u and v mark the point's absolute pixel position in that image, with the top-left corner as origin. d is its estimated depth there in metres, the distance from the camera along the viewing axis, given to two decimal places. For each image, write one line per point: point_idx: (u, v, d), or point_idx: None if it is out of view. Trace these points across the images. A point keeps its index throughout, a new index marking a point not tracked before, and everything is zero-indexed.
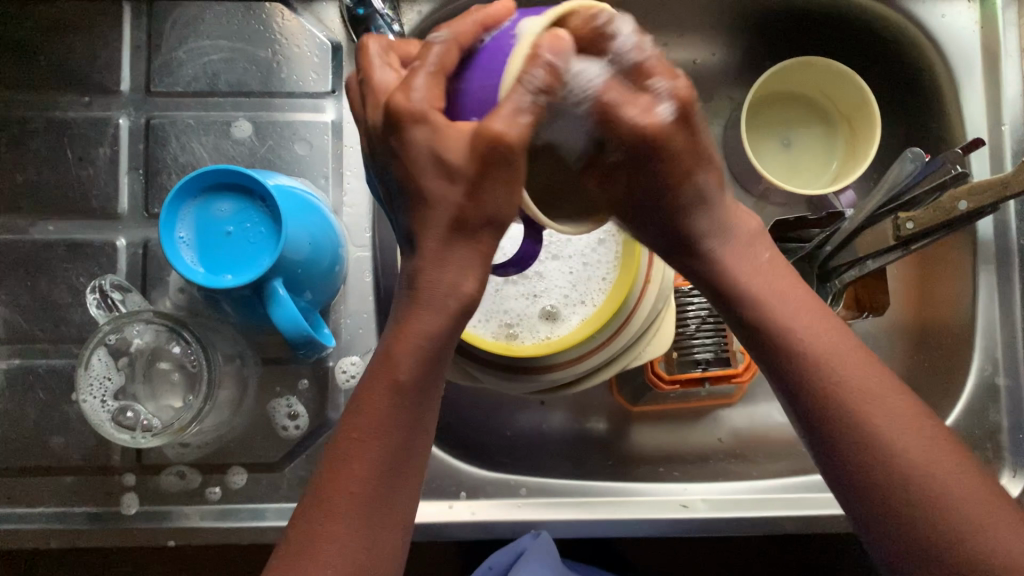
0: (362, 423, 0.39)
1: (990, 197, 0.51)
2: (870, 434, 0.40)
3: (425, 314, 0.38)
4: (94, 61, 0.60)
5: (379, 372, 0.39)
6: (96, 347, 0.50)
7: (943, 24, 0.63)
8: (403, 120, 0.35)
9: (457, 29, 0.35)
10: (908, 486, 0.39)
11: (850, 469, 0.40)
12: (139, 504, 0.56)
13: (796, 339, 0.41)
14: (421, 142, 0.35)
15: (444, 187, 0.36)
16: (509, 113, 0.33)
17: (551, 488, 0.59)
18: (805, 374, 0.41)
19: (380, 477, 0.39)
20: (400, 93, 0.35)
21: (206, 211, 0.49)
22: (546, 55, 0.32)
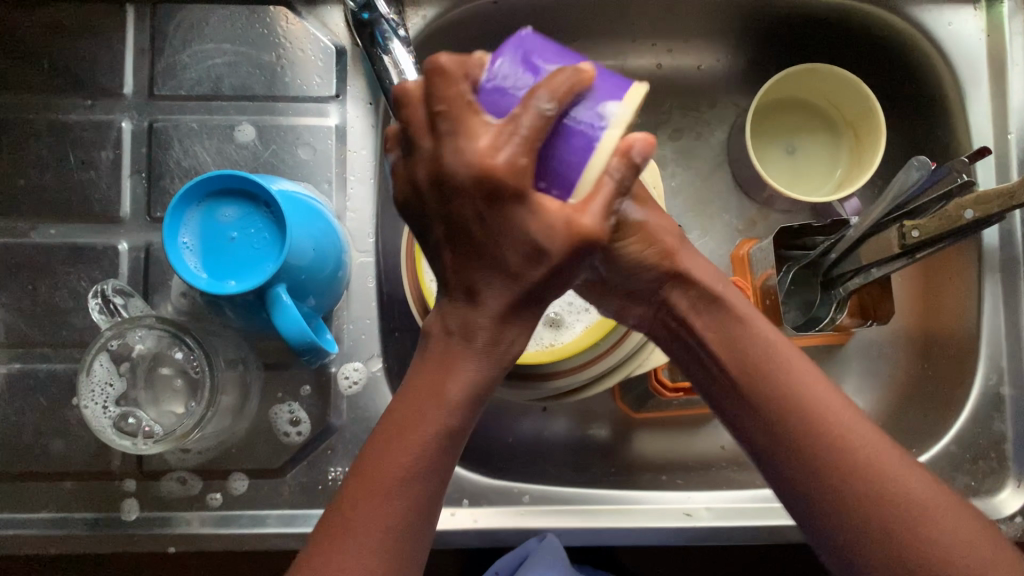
0: (399, 459, 0.39)
1: (997, 206, 0.51)
2: (857, 474, 0.41)
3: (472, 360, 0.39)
4: (97, 63, 0.59)
5: (422, 411, 0.40)
6: (98, 353, 0.50)
7: (949, 32, 0.63)
8: (506, 198, 0.34)
9: (561, 100, 0.33)
10: (897, 525, 0.40)
11: (834, 511, 0.41)
12: (139, 510, 0.56)
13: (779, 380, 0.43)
14: (517, 220, 0.35)
15: (526, 262, 0.36)
16: (605, 209, 0.35)
17: (555, 495, 0.59)
18: (785, 417, 0.42)
19: (410, 511, 0.40)
20: (502, 166, 0.33)
21: (209, 216, 0.49)
22: (641, 159, 0.35)
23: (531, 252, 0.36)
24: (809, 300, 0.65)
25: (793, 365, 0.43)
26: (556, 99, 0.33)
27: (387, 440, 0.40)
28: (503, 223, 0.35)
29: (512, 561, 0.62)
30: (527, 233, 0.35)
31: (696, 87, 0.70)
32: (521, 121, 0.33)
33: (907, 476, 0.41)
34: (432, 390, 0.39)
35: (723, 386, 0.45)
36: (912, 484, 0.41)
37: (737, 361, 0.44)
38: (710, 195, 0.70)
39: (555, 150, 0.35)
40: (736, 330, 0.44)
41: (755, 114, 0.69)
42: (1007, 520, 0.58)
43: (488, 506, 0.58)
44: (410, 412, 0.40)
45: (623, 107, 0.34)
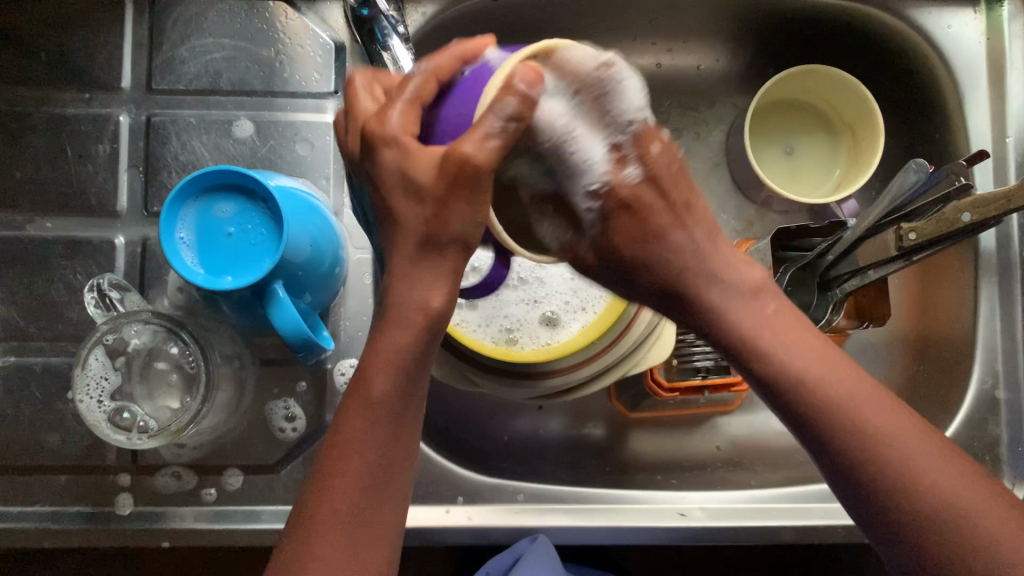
0: (354, 443, 0.39)
1: (993, 210, 0.51)
2: (913, 481, 0.39)
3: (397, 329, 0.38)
4: (95, 57, 0.59)
5: (372, 391, 0.39)
6: (93, 347, 0.50)
7: (948, 35, 0.63)
8: (378, 143, 0.37)
9: (436, 62, 0.36)
10: (958, 531, 0.38)
11: (893, 520, 0.39)
12: (133, 504, 0.56)
13: (823, 391, 0.39)
14: (390, 162, 0.37)
15: (412, 207, 0.37)
16: (480, 138, 0.33)
17: (548, 493, 0.59)
18: (834, 430, 0.39)
19: (373, 495, 0.39)
20: (377, 119, 0.37)
21: (207, 211, 0.49)
22: (516, 85, 0.32)
23: (411, 192, 0.36)
24: (806, 302, 0.64)
25: (834, 371, 0.40)
26: (432, 61, 0.36)
27: (342, 428, 0.39)
28: (384, 170, 0.37)
29: (506, 560, 0.60)
30: (401, 170, 0.36)
31: (695, 88, 0.70)
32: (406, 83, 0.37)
33: (960, 480, 0.39)
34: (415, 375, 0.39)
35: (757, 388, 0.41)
36: (950, 478, 0.39)
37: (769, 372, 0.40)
38: (708, 195, 0.70)
39: (443, 108, 0.36)
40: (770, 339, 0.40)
41: (753, 115, 0.69)
42: None
43: (482, 505, 0.58)
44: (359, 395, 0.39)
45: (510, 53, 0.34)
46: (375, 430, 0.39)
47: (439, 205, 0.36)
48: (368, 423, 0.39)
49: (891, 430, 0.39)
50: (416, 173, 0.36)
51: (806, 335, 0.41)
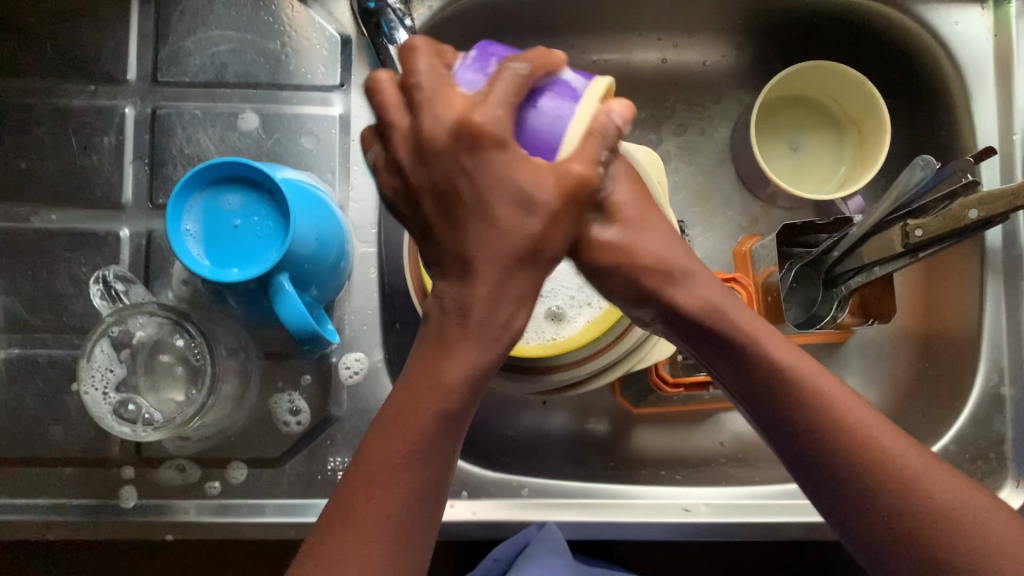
0: (397, 449, 0.38)
1: (1000, 207, 0.51)
2: (893, 483, 0.41)
3: (471, 346, 0.37)
4: (101, 48, 0.59)
5: (418, 403, 0.38)
6: (99, 339, 0.50)
7: (955, 31, 0.63)
8: (491, 145, 0.36)
9: (535, 66, 0.37)
10: (937, 531, 0.40)
11: (875, 523, 0.41)
12: (137, 497, 0.56)
13: (810, 398, 0.42)
14: (500, 166, 0.36)
15: (518, 217, 0.36)
16: (589, 157, 0.38)
17: (556, 488, 0.59)
18: (819, 435, 0.42)
19: (414, 500, 0.39)
20: (482, 113, 0.36)
21: (212, 203, 0.48)
22: (615, 117, 0.38)
23: (521, 200, 0.36)
24: (810, 298, 0.64)
25: (822, 380, 0.43)
26: (533, 64, 0.37)
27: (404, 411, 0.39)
28: (486, 171, 0.36)
29: (512, 548, 0.59)
30: (516, 180, 0.36)
31: (701, 83, 0.70)
32: (500, 79, 0.37)
33: (943, 482, 0.41)
34: (424, 370, 0.38)
35: (731, 377, 0.44)
36: (921, 469, 0.41)
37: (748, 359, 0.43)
38: (713, 191, 0.69)
39: (529, 116, 0.38)
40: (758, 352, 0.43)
41: (759, 111, 0.69)
42: None
43: (487, 499, 0.58)
44: (408, 403, 0.38)
45: (587, 87, 0.39)
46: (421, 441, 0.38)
47: (551, 219, 0.37)
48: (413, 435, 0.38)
49: (876, 434, 0.41)
50: (534, 185, 0.36)
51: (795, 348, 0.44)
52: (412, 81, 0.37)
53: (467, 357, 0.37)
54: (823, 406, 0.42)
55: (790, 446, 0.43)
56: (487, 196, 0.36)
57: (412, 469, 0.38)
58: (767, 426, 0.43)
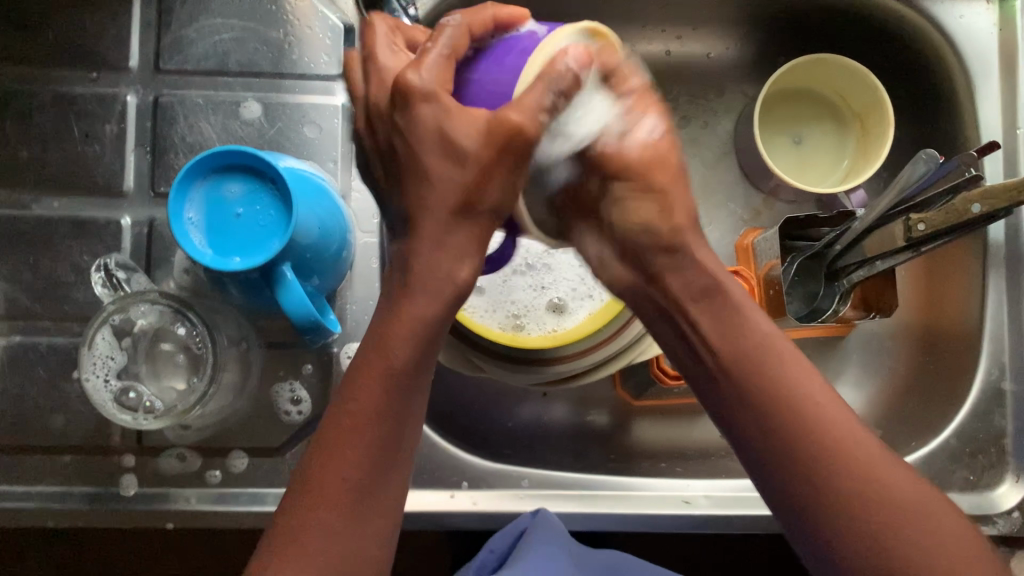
0: (353, 431, 0.39)
1: (1004, 201, 0.51)
2: (850, 477, 0.39)
3: (419, 299, 0.38)
4: (103, 36, 0.59)
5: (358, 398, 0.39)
6: (100, 326, 0.50)
7: (961, 25, 0.63)
8: (416, 99, 0.36)
9: (469, 18, 0.38)
10: (892, 530, 0.38)
11: (826, 517, 0.39)
12: (138, 485, 0.56)
13: (773, 389, 0.40)
14: (426, 116, 0.36)
15: (449, 167, 0.37)
16: (531, 104, 0.35)
17: (556, 480, 0.59)
18: (777, 417, 0.40)
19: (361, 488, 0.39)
20: (411, 68, 0.36)
21: (216, 191, 0.48)
22: (567, 61, 0.35)
23: (448, 147, 0.36)
24: (812, 291, 0.64)
25: (790, 366, 0.41)
26: (465, 17, 0.38)
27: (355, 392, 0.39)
28: (416, 125, 0.36)
29: None
30: (443, 128, 0.36)
31: (704, 75, 0.70)
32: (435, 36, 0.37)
33: (902, 482, 0.39)
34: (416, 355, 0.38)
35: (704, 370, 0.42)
36: (891, 475, 0.39)
37: (726, 350, 0.41)
38: (715, 184, 0.69)
39: (479, 72, 0.37)
40: (727, 323, 0.42)
41: (763, 103, 0.69)
42: (1004, 515, 0.58)
43: (488, 489, 0.58)
44: (346, 400, 0.39)
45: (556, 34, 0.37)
46: (362, 439, 0.39)
47: (482, 169, 0.36)
48: (352, 436, 0.39)
49: (823, 412, 0.40)
50: (463, 132, 0.36)
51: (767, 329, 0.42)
52: (371, 48, 0.41)
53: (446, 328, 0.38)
54: (789, 406, 0.40)
55: (742, 429, 0.41)
56: (417, 143, 0.37)
57: (354, 468, 0.39)
58: (717, 402, 0.42)
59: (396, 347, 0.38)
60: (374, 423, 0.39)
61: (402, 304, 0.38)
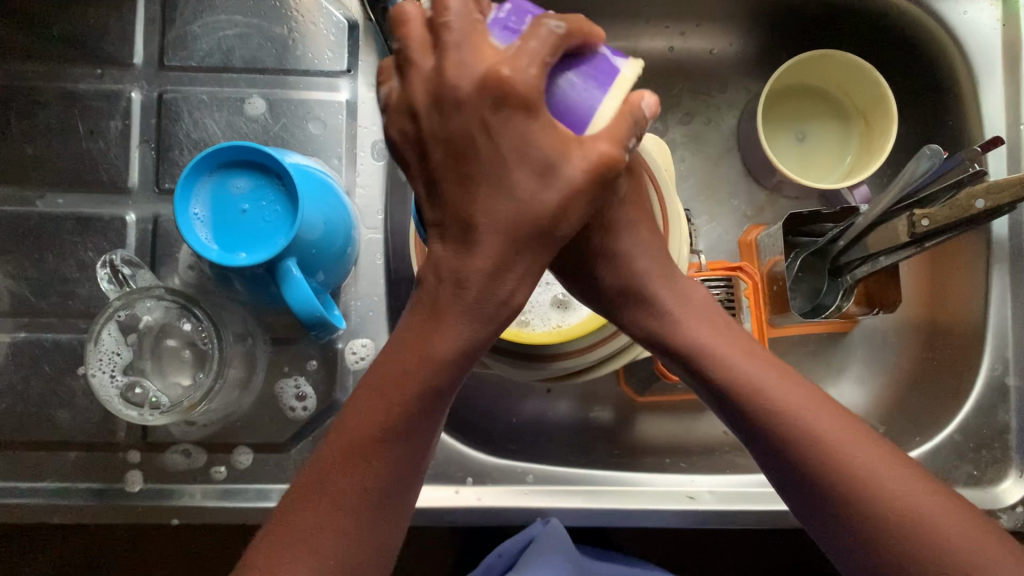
0: (375, 438, 0.39)
1: (1008, 196, 0.51)
2: (839, 474, 0.42)
3: (461, 322, 0.38)
4: (107, 32, 0.59)
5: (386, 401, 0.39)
6: (106, 322, 0.50)
7: (964, 21, 0.63)
8: (516, 104, 0.34)
9: (573, 27, 0.36)
10: (902, 531, 0.41)
11: (838, 523, 0.42)
12: (143, 481, 0.56)
13: (772, 409, 0.43)
14: (522, 128, 0.35)
15: (533, 183, 0.35)
16: (618, 136, 0.36)
17: (558, 475, 0.59)
18: (777, 439, 0.43)
19: (375, 494, 0.40)
20: (510, 64, 0.34)
21: (221, 187, 0.48)
22: (645, 108, 0.37)
23: (544, 168, 0.35)
24: (816, 287, 0.64)
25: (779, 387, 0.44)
26: (571, 25, 0.35)
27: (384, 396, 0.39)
28: (506, 133, 0.35)
29: (517, 544, 0.62)
30: (533, 140, 0.35)
31: (708, 71, 0.70)
32: (537, 37, 0.35)
33: (903, 481, 0.42)
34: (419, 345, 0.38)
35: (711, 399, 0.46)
36: (894, 474, 0.42)
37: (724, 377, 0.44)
38: (718, 179, 0.69)
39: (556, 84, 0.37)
40: (711, 362, 0.45)
41: (766, 99, 0.69)
42: (1008, 509, 0.58)
43: (492, 486, 0.58)
44: (374, 406, 0.39)
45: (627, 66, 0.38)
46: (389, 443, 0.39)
47: (567, 193, 0.35)
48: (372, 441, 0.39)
49: (825, 429, 0.43)
50: (561, 155, 0.35)
51: (752, 350, 0.46)
52: (442, 18, 0.35)
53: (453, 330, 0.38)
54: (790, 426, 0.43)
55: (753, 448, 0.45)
56: (503, 151, 0.35)
57: (371, 474, 0.39)
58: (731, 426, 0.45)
59: (421, 360, 0.38)
60: (401, 430, 0.39)
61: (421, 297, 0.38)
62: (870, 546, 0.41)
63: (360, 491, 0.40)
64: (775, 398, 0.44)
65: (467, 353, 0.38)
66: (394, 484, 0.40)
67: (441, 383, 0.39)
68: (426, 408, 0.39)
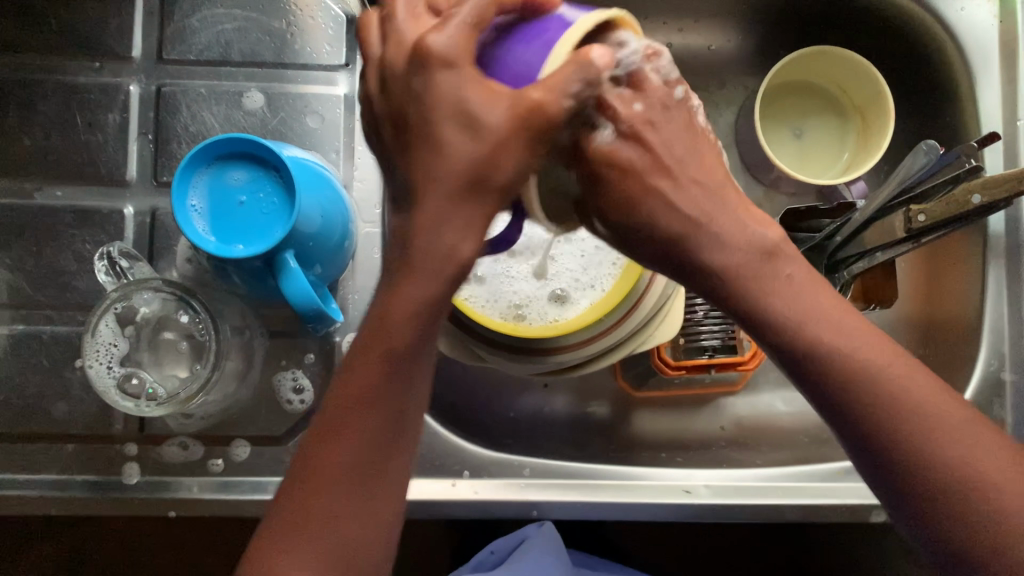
0: (356, 412, 0.38)
1: (1003, 192, 0.51)
2: (918, 433, 0.38)
3: (419, 280, 0.36)
4: (106, 26, 0.59)
5: (355, 385, 0.38)
6: (103, 314, 0.50)
7: (961, 17, 0.63)
8: (435, 64, 0.35)
9: None
10: (979, 496, 0.38)
11: (904, 485, 0.39)
12: (140, 474, 0.56)
13: (846, 371, 0.39)
14: (445, 85, 0.35)
15: (463, 139, 0.35)
16: (555, 86, 0.34)
17: (555, 469, 0.59)
18: (852, 392, 0.39)
19: (363, 469, 0.39)
20: (434, 31, 0.35)
21: (219, 178, 0.48)
22: (596, 53, 0.34)
23: (466, 122, 0.35)
24: None
25: (854, 338, 0.39)
26: None
27: (353, 366, 0.39)
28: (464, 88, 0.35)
29: (512, 541, 0.63)
30: (460, 95, 0.35)
31: (706, 67, 0.70)
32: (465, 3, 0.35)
33: (981, 449, 0.39)
34: (379, 314, 0.38)
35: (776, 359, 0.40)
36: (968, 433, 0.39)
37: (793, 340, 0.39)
38: None
39: (505, 49, 0.36)
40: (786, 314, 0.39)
41: (764, 96, 0.69)
42: None
43: (489, 478, 0.58)
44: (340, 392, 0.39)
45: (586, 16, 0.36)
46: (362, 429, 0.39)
47: (497, 143, 0.35)
48: (352, 416, 0.39)
49: (903, 386, 0.39)
50: (484, 107, 0.35)
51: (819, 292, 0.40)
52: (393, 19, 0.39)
53: (414, 294, 0.36)
54: (865, 390, 0.39)
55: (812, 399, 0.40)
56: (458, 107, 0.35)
57: (354, 448, 0.39)
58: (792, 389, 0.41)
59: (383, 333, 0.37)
60: (378, 407, 0.38)
61: (397, 288, 0.37)
62: (932, 510, 0.39)
63: (349, 469, 0.39)
64: (857, 360, 0.39)
65: (433, 313, 0.37)
66: (383, 454, 0.39)
67: (401, 344, 0.37)
68: (403, 371, 0.38)
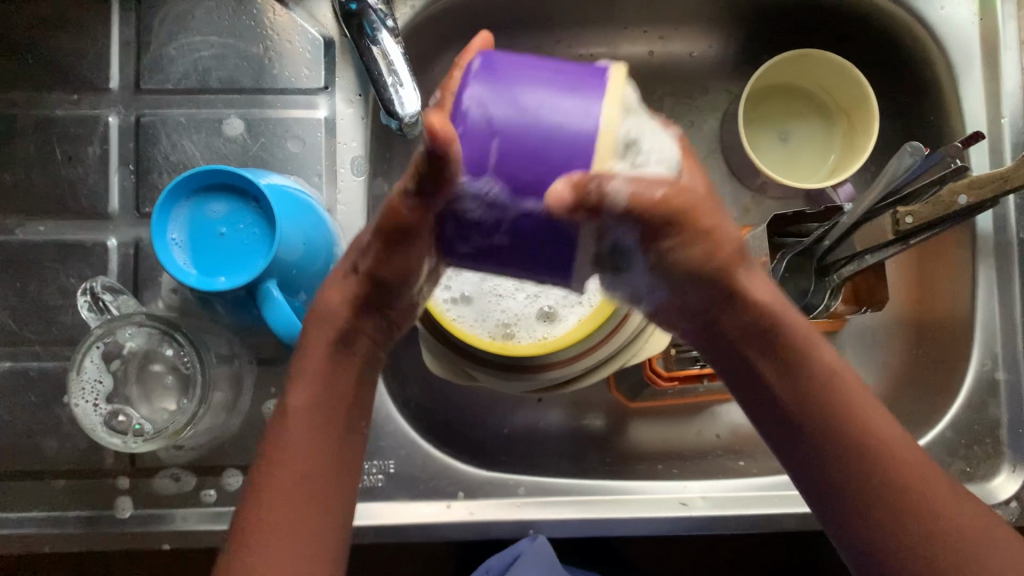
0: (293, 472, 0.44)
1: (989, 192, 0.52)
2: (900, 492, 0.44)
3: (316, 339, 0.46)
4: (82, 57, 0.59)
5: (291, 446, 0.45)
6: (89, 350, 0.50)
7: (942, 16, 0.62)
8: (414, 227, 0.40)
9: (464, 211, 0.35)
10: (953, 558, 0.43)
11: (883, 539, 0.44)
12: (133, 507, 0.56)
13: (838, 419, 0.44)
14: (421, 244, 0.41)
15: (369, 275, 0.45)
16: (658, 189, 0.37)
17: (549, 486, 0.58)
18: (835, 439, 0.44)
19: (305, 519, 0.44)
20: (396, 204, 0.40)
21: (198, 211, 0.48)
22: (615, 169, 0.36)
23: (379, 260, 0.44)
24: (802, 289, 0.63)
25: (853, 394, 0.45)
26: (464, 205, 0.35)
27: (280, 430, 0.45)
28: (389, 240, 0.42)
29: (506, 558, 0.62)
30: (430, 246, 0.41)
31: (689, 74, 0.70)
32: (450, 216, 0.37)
33: (966, 516, 0.44)
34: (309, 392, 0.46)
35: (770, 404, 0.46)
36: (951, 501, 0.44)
37: (791, 390, 0.45)
38: None
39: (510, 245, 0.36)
40: (792, 367, 0.45)
41: (748, 100, 0.68)
42: (1002, 505, 0.58)
43: (484, 499, 0.57)
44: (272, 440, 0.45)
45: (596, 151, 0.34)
46: (300, 491, 0.44)
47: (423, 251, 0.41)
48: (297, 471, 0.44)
49: (890, 445, 0.44)
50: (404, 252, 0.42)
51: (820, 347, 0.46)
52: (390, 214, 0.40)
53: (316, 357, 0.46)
54: (851, 437, 0.44)
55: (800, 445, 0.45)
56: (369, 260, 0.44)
57: (297, 497, 0.44)
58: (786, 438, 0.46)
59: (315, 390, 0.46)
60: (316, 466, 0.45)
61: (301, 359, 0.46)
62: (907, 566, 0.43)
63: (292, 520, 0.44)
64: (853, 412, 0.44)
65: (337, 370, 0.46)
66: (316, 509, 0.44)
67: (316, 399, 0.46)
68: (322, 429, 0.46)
